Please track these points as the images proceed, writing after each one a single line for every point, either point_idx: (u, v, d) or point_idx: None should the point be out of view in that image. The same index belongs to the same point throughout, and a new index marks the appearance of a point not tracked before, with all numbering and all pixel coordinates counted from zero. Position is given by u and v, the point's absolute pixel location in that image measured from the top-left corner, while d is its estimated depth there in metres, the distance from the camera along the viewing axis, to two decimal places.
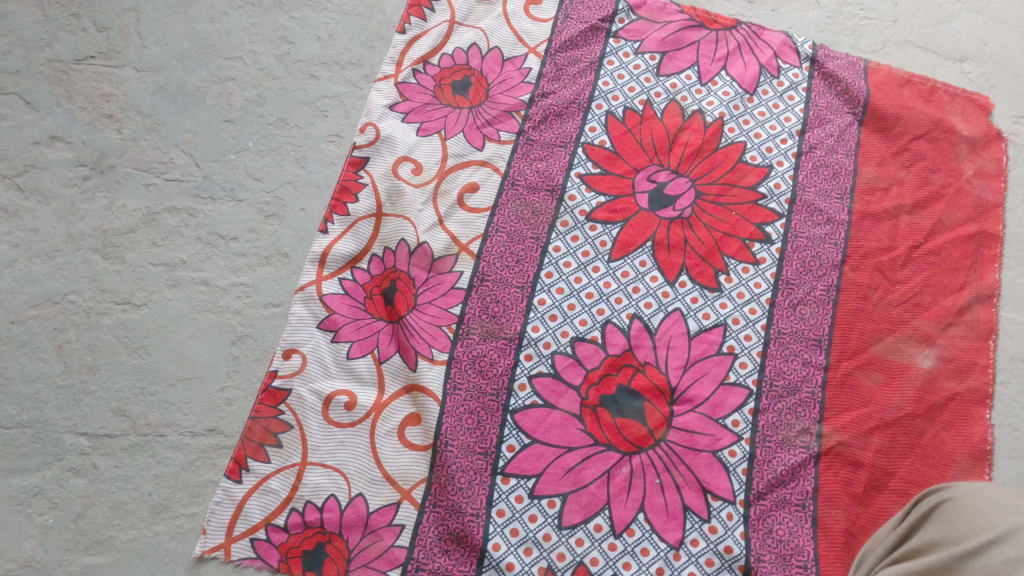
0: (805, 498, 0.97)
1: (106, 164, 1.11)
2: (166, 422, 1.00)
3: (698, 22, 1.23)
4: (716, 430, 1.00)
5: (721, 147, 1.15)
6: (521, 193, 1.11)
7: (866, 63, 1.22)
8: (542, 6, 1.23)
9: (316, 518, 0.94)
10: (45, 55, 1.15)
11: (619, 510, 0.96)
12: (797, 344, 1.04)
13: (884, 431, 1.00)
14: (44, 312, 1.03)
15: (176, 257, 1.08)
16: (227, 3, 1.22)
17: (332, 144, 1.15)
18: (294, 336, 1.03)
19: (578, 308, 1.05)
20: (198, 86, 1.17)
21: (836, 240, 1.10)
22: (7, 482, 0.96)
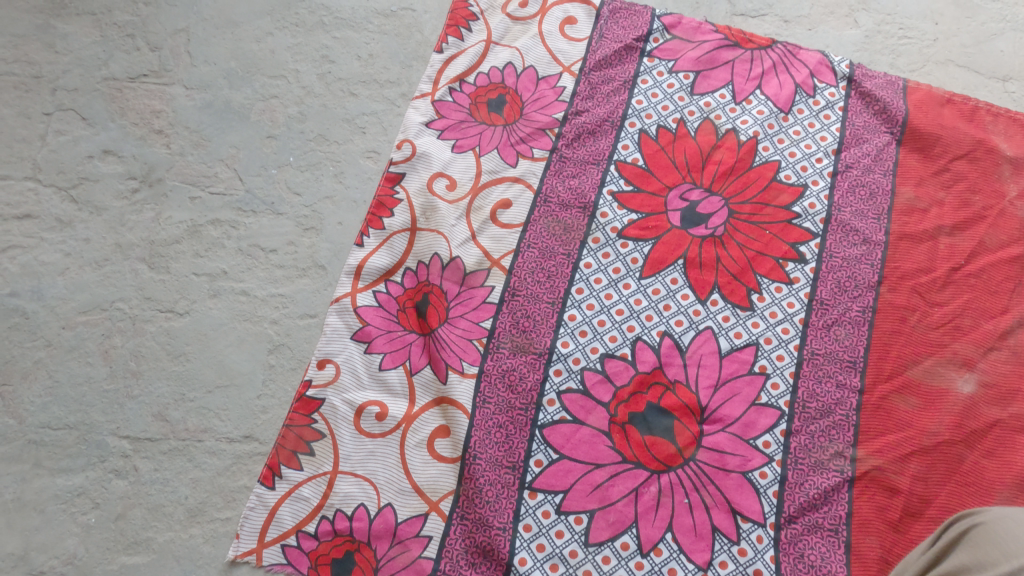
0: (838, 523, 0.95)
1: (155, 177, 1.16)
2: (204, 428, 1.03)
3: (733, 41, 1.23)
4: (747, 450, 0.99)
5: (755, 165, 1.14)
6: (553, 209, 1.12)
7: (905, 82, 1.21)
8: (577, 26, 1.25)
9: (346, 527, 0.96)
10: (101, 74, 1.21)
11: (647, 529, 0.96)
12: (831, 365, 1.03)
13: (921, 457, 0.98)
14: (92, 318, 1.07)
15: (218, 268, 1.11)
16: (273, 24, 1.27)
17: (370, 160, 1.18)
18: (329, 346, 1.05)
19: (608, 325, 1.05)
20: (243, 103, 1.21)
21: (872, 261, 1.08)
22: (53, 481, 1.00)
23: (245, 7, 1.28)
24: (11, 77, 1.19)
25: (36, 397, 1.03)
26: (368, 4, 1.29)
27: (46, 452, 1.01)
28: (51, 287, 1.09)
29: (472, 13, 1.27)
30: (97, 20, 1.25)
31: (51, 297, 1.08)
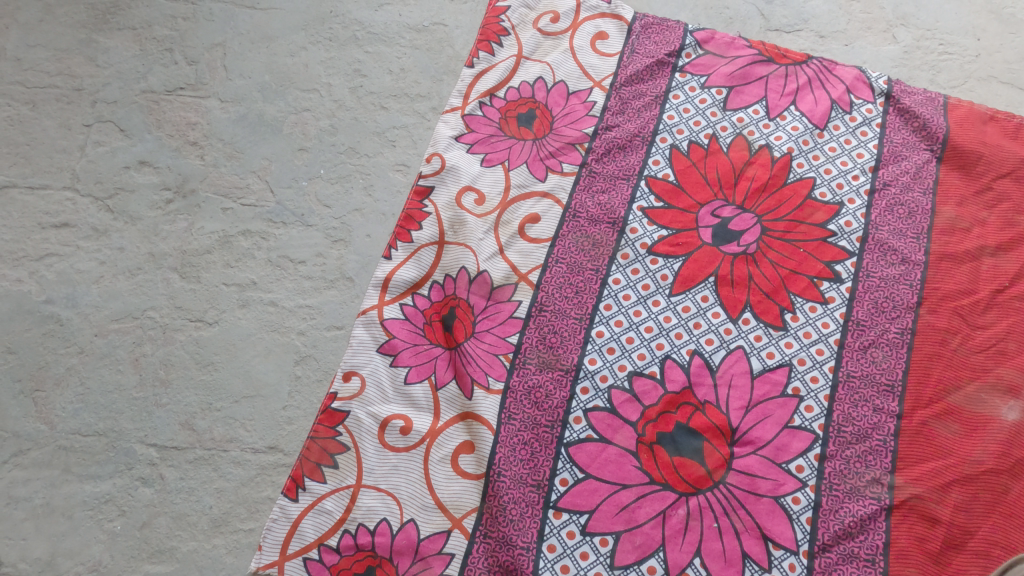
0: (875, 552, 0.92)
1: (189, 188, 1.17)
2: (229, 438, 1.03)
3: (768, 57, 1.21)
4: (779, 474, 0.96)
5: (789, 182, 1.12)
6: (582, 225, 1.11)
7: (945, 98, 1.18)
8: (609, 41, 1.24)
9: (368, 541, 0.95)
10: (140, 86, 1.24)
11: (675, 554, 0.93)
12: (867, 388, 1.00)
13: (963, 486, 0.94)
14: (124, 326, 1.09)
15: (248, 278, 1.12)
16: (307, 38, 1.28)
17: (399, 173, 1.19)
18: (355, 359, 1.05)
19: (637, 342, 1.04)
20: (276, 116, 1.22)
21: (911, 281, 1.05)
22: (81, 487, 1.01)
23: (280, 22, 1.30)
24: (54, 89, 1.22)
25: (68, 403, 1.05)
26: (401, 19, 1.30)
27: (75, 458, 1.02)
28: (84, 296, 1.10)
29: (504, 28, 1.26)
30: (137, 34, 1.27)
31: (85, 304, 1.10)
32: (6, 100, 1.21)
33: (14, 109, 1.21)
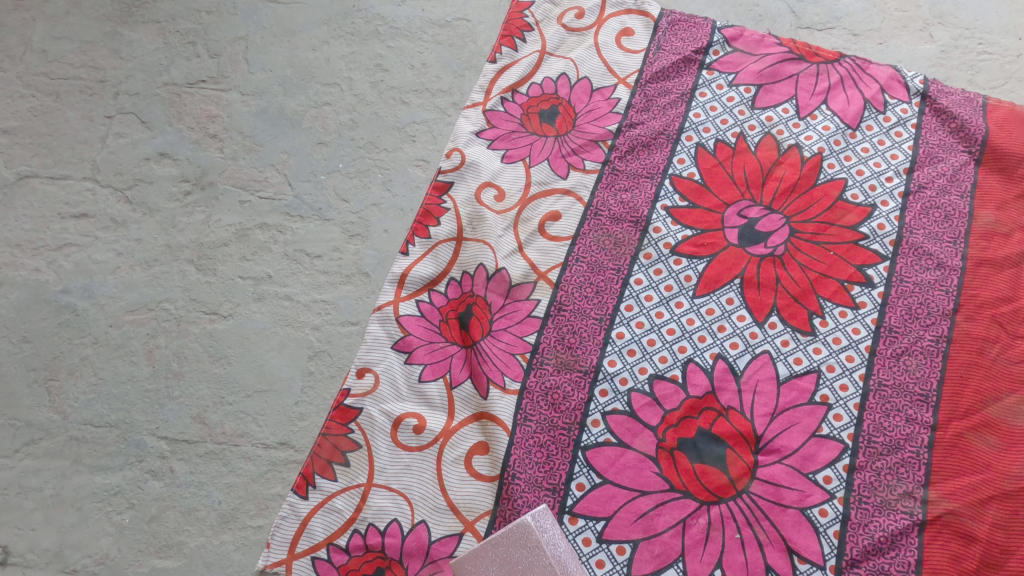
0: (906, 569, 0.88)
1: (208, 180, 1.17)
2: (240, 433, 1.02)
3: (798, 55, 1.18)
4: (806, 485, 0.92)
5: (819, 183, 1.08)
6: (603, 223, 1.08)
7: (984, 99, 1.13)
8: (634, 38, 1.22)
9: (378, 542, 0.92)
10: (162, 79, 1.23)
11: (694, 564, 0.90)
12: (900, 398, 0.96)
13: (1001, 503, 0.90)
14: (139, 318, 1.08)
15: (264, 272, 1.11)
16: (330, 33, 1.27)
17: (418, 168, 1.17)
18: (369, 355, 1.03)
19: (658, 344, 1.00)
20: (296, 110, 1.22)
21: (947, 287, 1.01)
22: (91, 478, 1.00)
23: (303, 16, 1.29)
24: (77, 81, 1.23)
25: (81, 394, 1.04)
26: (423, 14, 1.29)
27: (87, 449, 1.01)
28: (101, 286, 1.10)
29: (527, 23, 1.24)
30: (161, 27, 1.27)
31: (101, 295, 1.09)
32: (30, 91, 1.22)
33: (38, 99, 1.21)
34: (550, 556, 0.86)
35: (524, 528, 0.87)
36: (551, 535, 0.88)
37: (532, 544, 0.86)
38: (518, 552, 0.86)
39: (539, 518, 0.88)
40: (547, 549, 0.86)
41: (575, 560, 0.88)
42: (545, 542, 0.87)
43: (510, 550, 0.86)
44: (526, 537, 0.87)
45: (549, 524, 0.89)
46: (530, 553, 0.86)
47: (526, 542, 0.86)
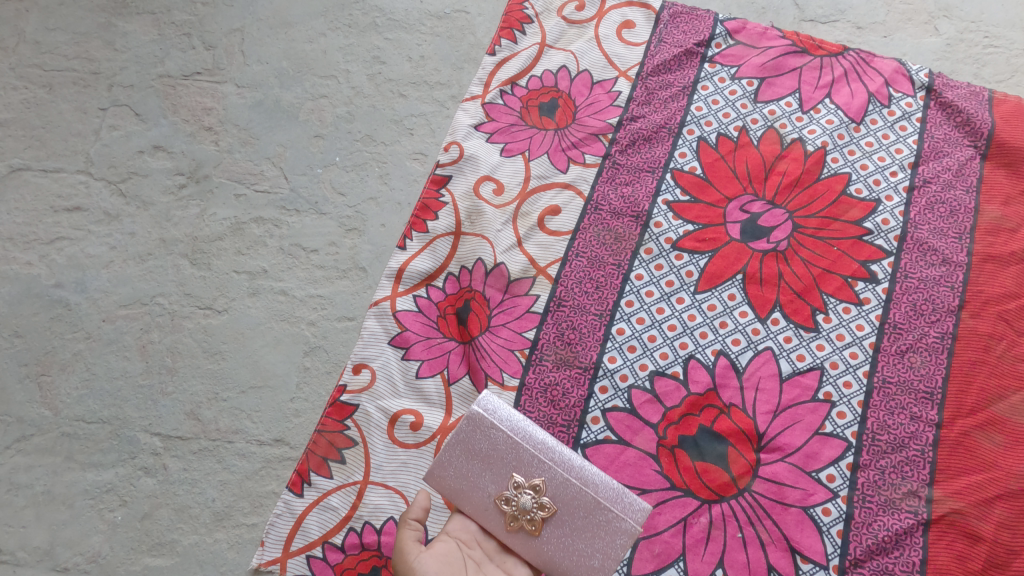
0: (911, 570, 0.86)
1: (202, 173, 1.15)
2: (235, 429, 1.00)
3: (802, 48, 1.16)
4: (809, 484, 0.91)
5: (823, 177, 1.07)
6: (604, 218, 1.07)
7: (990, 93, 1.12)
8: (635, 30, 1.20)
9: (374, 540, 0.91)
10: (156, 71, 1.22)
11: (695, 564, 0.88)
12: (905, 395, 0.94)
13: (1007, 502, 0.88)
14: (133, 312, 1.06)
15: (259, 266, 1.09)
16: (327, 24, 1.26)
17: (416, 161, 1.15)
18: (366, 351, 1.01)
19: (660, 340, 0.99)
20: (293, 102, 1.20)
21: (952, 283, 0.99)
22: (83, 475, 0.98)
23: (300, 8, 1.27)
24: (71, 72, 1.21)
25: (73, 389, 1.02)
26: (422, 6, 1.27)
27: (78, 445, 1.00)
28: (94, 280, 1.08)
29: (527, 15, 1.23)
30: (156, 19, 1.26)
31: (93, 289, 1.08)
32: (23, 83, 1.20)
33: (31, 91, 1.20)
34: (508, 430, 0.84)
35: (473, 418, 0.85)
36: (502, 413, 0.85)
37: (489, 429, 0.84)
38: (480, 440, 0.84)
39: (483, 404, 0.85)
40: (504, 428, 0.84)
41: (533, 424, 0.86)
42: (499, 421, 0.84)
43: (470, 440, 0.84)
44: (480, 424, 0.84)
45: (496, 403, 0.85)
46: (489, 436, 0.84)
47: (481, 429, 0.84)
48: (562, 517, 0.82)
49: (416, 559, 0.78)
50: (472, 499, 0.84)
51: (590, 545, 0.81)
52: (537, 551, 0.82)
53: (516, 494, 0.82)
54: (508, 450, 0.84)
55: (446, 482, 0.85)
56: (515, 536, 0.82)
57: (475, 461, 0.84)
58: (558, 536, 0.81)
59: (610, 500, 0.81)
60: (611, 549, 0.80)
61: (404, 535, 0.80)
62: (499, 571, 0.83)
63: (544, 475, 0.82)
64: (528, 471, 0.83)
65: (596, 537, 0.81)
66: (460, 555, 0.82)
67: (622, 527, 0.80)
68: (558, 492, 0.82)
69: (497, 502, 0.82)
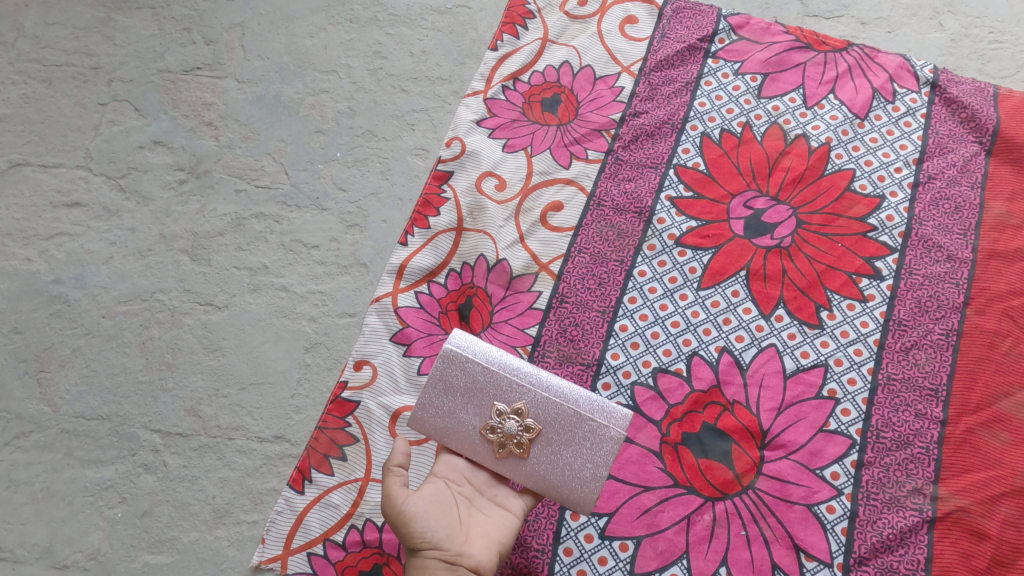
0: (916, 568, 0.86)
1: (203, 169, 1.14)
2: (235, 426, 1.00)
3: (806, 43, 1.16)
4: (814, 482, 0.90)
5: (827, 173, 1.06)
6: (606, 214, 1.06)
7: (995, 89, 1.11)
8: (638, 26, 1.19)
9: (375, 538, 0.90)
10: (156, 66, 1.21)
11: (699, 561, 0.88)
12: (909, 393, 0.93)
13: (1012, 500, 0.88)
14: (132, 308, 1.06)
15: (260, 262, 1.09)
16: (328, 19, 1.25)
17: (417, 157, 1.15)
18: (367, 347, 1.00)
19: (663, 337, 0.98)
20: (294, 97, 1.19)
21: (957, 280, 0.99)
22: (83, 472, 0.98)
23: (301, 3, 1.26)
24: (70, 67, 1.21)
25: (72, 386, 1.02)
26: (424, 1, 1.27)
27: (78, 442, 0.99)
28: (94, 276, 1.08)
29: (529, 10, 1.22)
30: (156, 14, 1.25)
31: (93, 285, 1.07)
32: (22, 78, 1.20)
33: (30, 86, 1.19)
34: (483, 361, 0.83)
35: (447, 356, 0.83)
36: (475, 347, 0.83)
37: (465, 364, 0.83)
38: (457, 376, 0.82)
39: (455, 341, 0.84)
40: (480, 361, 0.83)
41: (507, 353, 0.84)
42: (473, 355, 0.83)
43: (447, 377, 0.83)
44: (455, 361, 0.83)
45: (467, 339, 0.84)
46: (465, 370, 0.82)
47: (457, 365, 0.83)
48: (548, 436, 0.81)
49: (405, 503, 0.77)
50: (459, 436, 0.82)
51: (579, 458, 0.80)
52: (528, 474, 0.81)
53: (501, 421, 0.81)
54: (487, 381, 0.82)
55: (431, 424, 0.83)
56: (506, 463, 0.81)
57: (455, 397, 0.82)
58: (546, 454, 0.81)
59: (591, 411, 0.81)
60: (599, 458, 0.80)
61: (390, 481, 0.78)
62: (492, 503, 0.82)
63: (525, 398, 0.82)
64: (508, 397, 0.82)
65: (584, 448, 0.80)
66: (450, 493, 0.81)
67: (607, 434, 0.80)
68: (541, 412, 0.81)
69: (483, 433, 0.81)
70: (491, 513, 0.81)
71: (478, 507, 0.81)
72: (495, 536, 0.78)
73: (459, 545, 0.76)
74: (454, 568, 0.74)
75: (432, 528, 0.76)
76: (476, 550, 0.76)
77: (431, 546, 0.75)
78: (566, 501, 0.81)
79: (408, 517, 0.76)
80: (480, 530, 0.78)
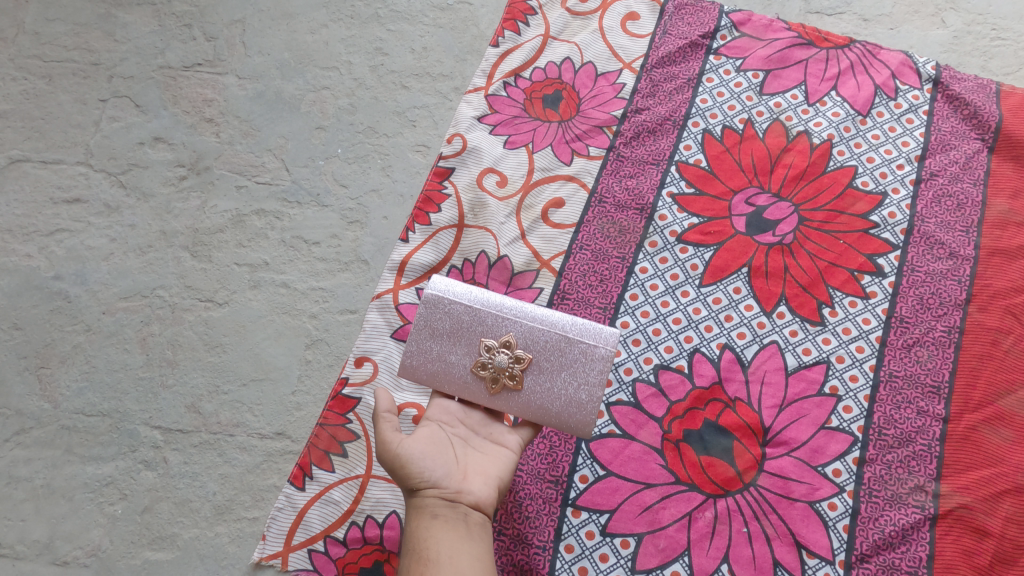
0: (918, 565, 0.85)
1: (203, 165, 1.14)
2: (236, 423, 1.00)
3: (808, 40, 1.15)
4: (815, 479, 0.90)
5: (829, 170, 1.06)
6: (608, 210, 1.06)
7: (998, 86, 1.11)
8: (640, 22, 1.19)
9: (376, 535, 0.90)
10: (157, 62, 1.21)
11: (700, 559, 0.87)
12: (911, 390, 0.93)
13: (1014, 497, 0.88)
14: (132, 305, 1.06)
15: (260, 259, 1.08)
16: (329, 16, 1.25)
17: (418, 153, 1.15)
18: (368, 344, 1.00)
19: (664, 334, 0.98)
20: (294, 94, 1.19)
21: (959, 277, 0.99)
22: (83, 468, 0.97)
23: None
24: (71, 63, 1.20)
25: (72, 382, 1.01)
26: None
27: (78, 438, 0.99)
28: (94, 272, 1.07)
29: (531, 7, 1.22)
30: (157, 10, 1.25)
31: (93, 282, 1.07)
32: (22, 74, 1.19)
33: (30, 82, 1.19)
34: (466, 302, 0.82)
35: (430, 301, 0.82)
36: (455, 290, 0.83)
37: (449, 307, 0.82)
38: (442, 319, 0.82)
39: (436, 286, 0.83)
40: (463, 302, 0.82)
41: (489, 291, 0.84)
42: (455, 297, 0.82)
43: (432, 322, 0.82)
44: (438, 305, 0.82)
45: (447, 283, 0.83)
46: (450, 313, 0.82)
47: (441, 308, 0.82)
48: (540, 364, 0.81)
49: (401, 446, 0.75)
50: (450, 378, 0.82)
51: (574, 380, 0.80)
52: (523, 404, 0.81)
53: (491, 356, 0.80)
54: (472, 320, 0.82)
55: (422, 371, 0.82)
56: (500, 397, 0.81)
57: (442, 340, 0.82)
58: (540, 382, 0.81)
59: (580, 333, 0.81)
60: (593, 378, 0.80)
61: (383, 427, 0.77)
62: (487, 441, 0.82)
63: (512, 330, 0.81)
64: (496, 332, 0.81)
65: (578, 370, 0.80)
66: (445, 435, 0.79)
67: (598, 354, 0.80)
68: (530, 342, 0.81)
69: (475, 370, 0.81)
70: (488, 451, 0.80)
71: (475, 446, 0.80)
72: (493, 472, 0.77)
73: (459, 482, 0.75)
74: (456, 505, 0.73)
75: (431, 467, 0.74)
76: (476, 486, 0.75)
77: (431, 485, 0.74)
78: (565, 427, 0.81)
79: (405, 458, 0.74)
80: (478, 467, 0.77)
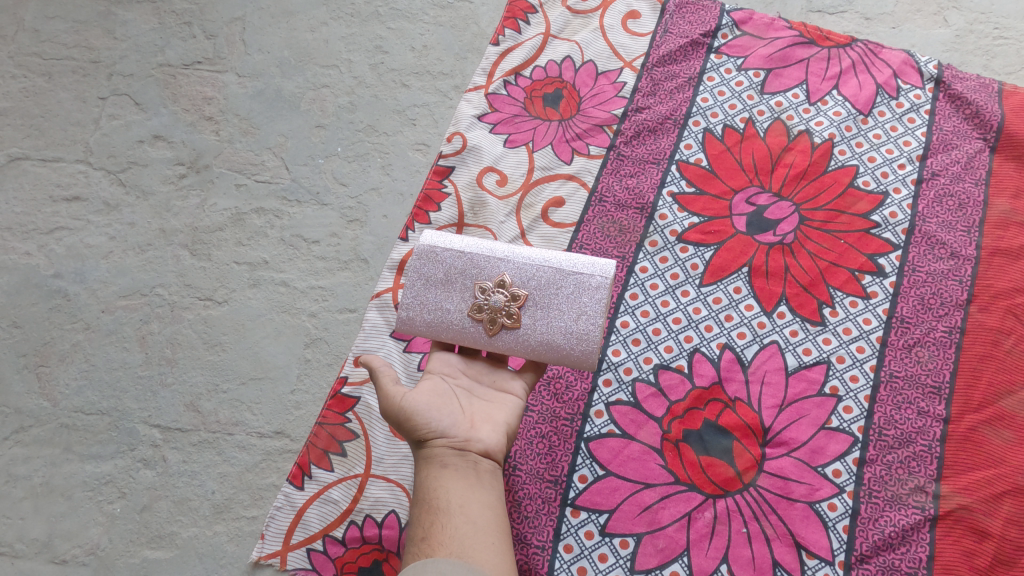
0: (917, 566, 0.85)
1: (203, 163, 1.14)
2: (235, 421, 0.99)
3: (809, 39, 1.15)
4: (815, 479, 0.90)
5: (830, 169, 1.06)
6: (608, 210, 1.05)
7: (1000, 85, 1.10)
8: (641, 21, 1.19)
9: (375, 534, 0.89)
10: (157, 60, 1.21)
11: (699, 559, 0.87)
12: (912, 390, 0.93)
13: (1014, 498, 0.88)
14: (132, 303, 1.05)
15: (259, 257, 1.08)
16: (329, 13, 1.25)
17: (418, 152, 1.14)
18: (367, 343, 0.99)
19: (664, 334, 0.98)
20: (294, 92, 1.19)
21: (960, 277, 0.98)
22: (82, 467, 0.97)
23: None
24: (70, 61, 1.20)
25: (72, 380, 1.01)
26: None
27: (77, 436, 0.99)
28: (93, 271, 1.07)
29: (531, 5, 1.21)
30: (157, 7, 1.25)
31: (93, 280, 1.07)
32: (22, 72, 1.19)
33: (30, 80, 1.19)
34: (457, 249, 0.82)
35: (423, 253, 0.82)
36: (446, 240, 0.83)
37: (441, 256, 0.82)
38: (435, 269, 0.82)
39: (427, 239, 0.83)
40: (455, 249, 0.82)
41: (479, 240, 0.84)
42: (446, 247, 0.82)
43: (427, 273, 0.82)
44: (431, 256, 0.82)
45: (437, 235, 0.83)
46: (444, 262, 0.82)
47: (433, 258, 0.82)
48: (537, 300, 0.81)
49: (405, 399, 0.76)
50: (448, 326, 0.81)
51: (575, 310, 0.80)
52: (524, 342, 0.80)
53: (487, 296, 0.80)
54: (466, 266, 0.82)
55: (418, 322, 0.82)
56: (500, 339, 0.80)
57: (438, 289, 0.82)
58: (539, 317, 0.80)
59: (575, 266, 0.81)
60: (593, 306, 0.80)
61: (384, 383, 0.77)
62: (491, 389, 0.82)
63: (506, 270, 0.81)
64: (490, 274, 0.81)
65: (578, 300, 0.80)
66: (447, 386, 0.79)
67: (596, 282, 0.80)
68: (525, 278, 0.81)
69: (472, 314, 0.80)
70: (492, 399, 0.80)
71: (479, 395, 0.80)
72: (500, 419, 0.78)
73: (466, 431, 0.75)
74: (465, 454, 0.74)
75: (436, 418, 0.75)
76: (484, 434, 0.75)
77: (438, 435, 0.74)
78: (570, 361, 0.80)
79: (411, 412, 0.75)
80: (484, 415, 0.77)
